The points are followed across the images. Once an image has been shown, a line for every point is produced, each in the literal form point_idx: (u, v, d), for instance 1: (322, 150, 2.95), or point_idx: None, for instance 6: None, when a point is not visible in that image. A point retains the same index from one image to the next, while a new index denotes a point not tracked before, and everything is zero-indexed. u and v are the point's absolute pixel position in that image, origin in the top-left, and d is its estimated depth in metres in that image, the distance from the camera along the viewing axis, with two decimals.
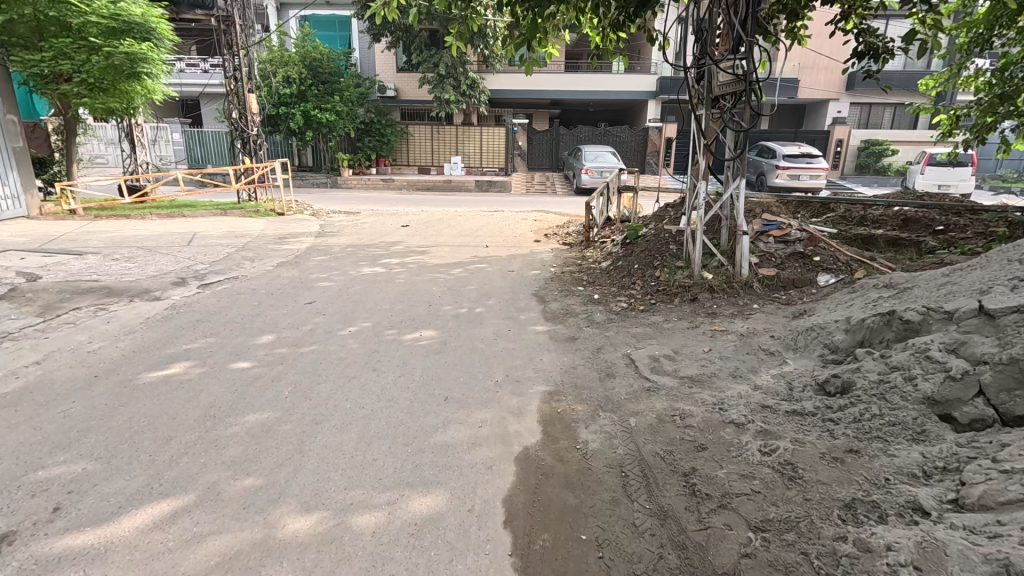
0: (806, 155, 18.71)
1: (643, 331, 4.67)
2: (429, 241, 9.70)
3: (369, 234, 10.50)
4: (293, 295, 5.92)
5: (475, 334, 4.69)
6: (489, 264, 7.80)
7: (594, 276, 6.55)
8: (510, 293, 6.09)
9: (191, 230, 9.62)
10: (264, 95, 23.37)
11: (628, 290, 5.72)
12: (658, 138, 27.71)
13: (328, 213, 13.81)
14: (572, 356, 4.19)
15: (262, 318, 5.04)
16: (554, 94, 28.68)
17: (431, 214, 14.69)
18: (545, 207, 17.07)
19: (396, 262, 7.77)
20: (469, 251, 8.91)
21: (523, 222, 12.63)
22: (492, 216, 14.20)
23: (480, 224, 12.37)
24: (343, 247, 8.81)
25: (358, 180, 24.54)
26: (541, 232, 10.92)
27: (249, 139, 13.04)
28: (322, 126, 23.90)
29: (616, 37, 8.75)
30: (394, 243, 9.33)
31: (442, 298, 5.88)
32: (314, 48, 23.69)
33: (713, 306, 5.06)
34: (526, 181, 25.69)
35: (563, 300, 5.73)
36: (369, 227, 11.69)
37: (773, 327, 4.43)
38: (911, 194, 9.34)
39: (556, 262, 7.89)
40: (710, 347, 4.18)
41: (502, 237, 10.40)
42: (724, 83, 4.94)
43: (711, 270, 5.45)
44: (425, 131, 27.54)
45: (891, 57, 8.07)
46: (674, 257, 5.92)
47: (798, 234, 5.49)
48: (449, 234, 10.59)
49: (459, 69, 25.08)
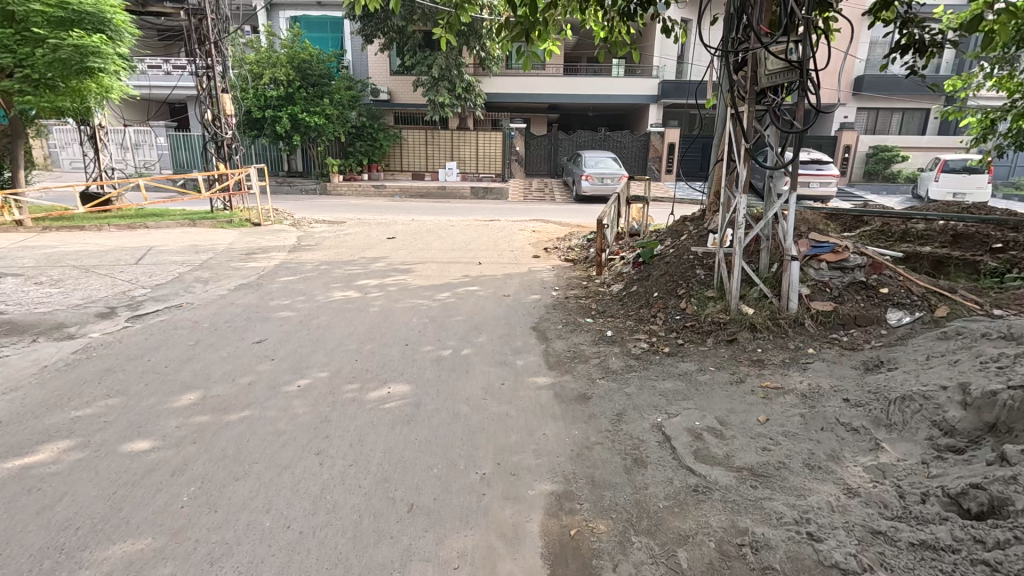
0: (815, 162, 17.87)
1: (673, 388, 3.67)
2: (415, 257, 8.72)
3: (350, 248, 9.50)
4: (243, 329, 4.91)
5: (459, 390, 3.68)
6: (480, 285, 6.81)
7: (603, 304, 5.57)
8: (504, 326, 5.09)
9: (149, 244, 8.61)
10: (250, 98, 22.34)
11: (647, 327, 4.74)
12: (660, 144, 26.78)
13: (311, 223, 12.83)
14: (584, 427, 3.19)
15: (192, 365, 4.02)
16: (553, 98, 27.81)
17: (421, 224, 13.72)
18: (544, 215, 16.12)
19: (374, 283, 6.78)
20: (459, 268, 7.93)
21: (521, 233, 11.67)
22: (488, 225, 13.24)
23: (473, 235, 11.40)
24: (316, 265, 7.80)
25: (348, 187, 23.57)
26: (540, 246, 9.94)
27: (223, 143, 12.01)
28: (311, 130, 22.95)
29: (626, 29, 7.74)
30: (375, 259, 8.34)
31: (422, 333, 4.88)
32: (303, 49, 22.76)
33: (757, 350, 4.07)
34: (523, 188, 24.73)
35: (568, 337, 4.73)
36: (352, 239, 10.71)
37: (843, 386, 3.44)
38: (951, 205, 8.42)
39: (557, 283, 6.90)
40: (766, 415, 3.18)
41: (497, 251, 9.43)
42: (774, 72, 3.89)
43: (751, 302, 4.46)
44: (419, 135, 26.56)
45: (939, 51, 7.10)
46: (701, 283, 4.93)
47: (857, 258, 4.48)
48: (438, 248, 9.61)
49: (454, 71, 24.15)
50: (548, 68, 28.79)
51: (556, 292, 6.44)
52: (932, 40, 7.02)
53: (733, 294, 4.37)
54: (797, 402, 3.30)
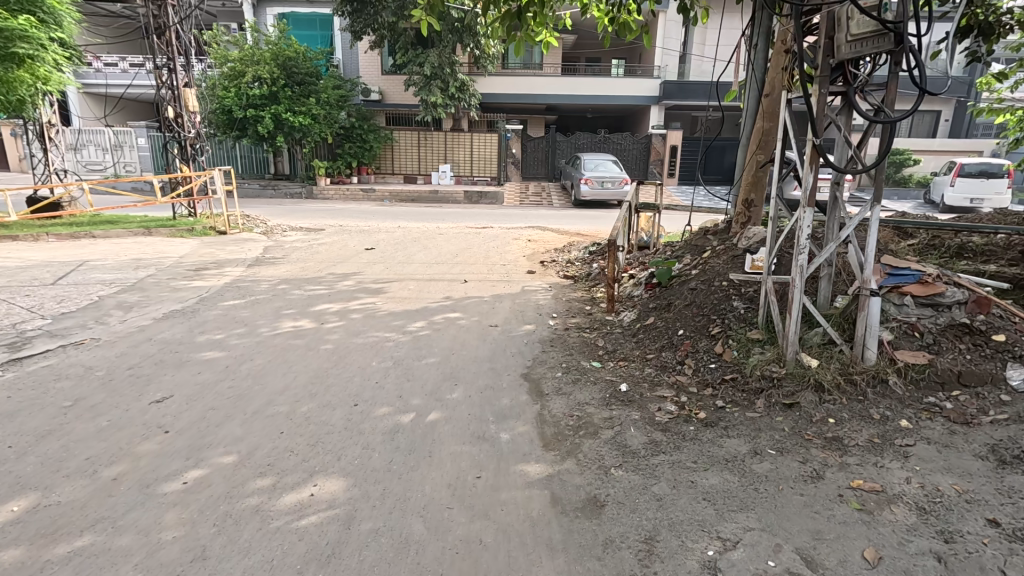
0: None
1: (722, 486, 2.57)
2: (391, 273, 7.60)
3: (320, 261, 8.39)
4: (148, 377, 3.81)
5: (415, 489, 2.58)
6: (463, 309, 5.70)
7: (612, 342, 4.47)
8: (486, 373, 3.99)
9: (84, 258, 7.48)
10: (231, 96, 21.13)
11: (673, 378, 3.65)
12: (661, 147, 25.67)
13: (285, 231, 11.73)
14: (597, 570, 2.09)
15: (48, 444, 2.91)
16: (550, 98, 26.78)
17: (406, 231, 12.61)
18: (540, 222, 15.05)
19: (335, 309, 5.67)
20: (439, 287, 6.81)
21: (514, 243, 10.59)
22: (478, 233, 12.16)
23: (461, 245, 10.31)
24: (273, 285, 6.69)
25: (335, 191, 22.51)
26: (535, 259, 8.85)
27: (186, 142, 10.90)
28: (296, 131, 21.87)
29: (635, 8, 6.65)
30: (344, 276, 7.23)
31: (379, 384, 3.78)
32: (288, 45, 21.68)
33: (830, 421, 2.99)
34: (520, 192, 23.55)
35: (568, 392, 3.63)
36: (326, 250, 9.61)
37: (978, 495, 2.34)
38: (1006, 216, 7.36)
39: (554, 309, 5.79)
40: (877, 551, 2.09)
41: (484, 265, 8.31)
42: (858, 36, 2.76)
43: (813, 349, 3.40)
44: (411, 137, 25.47)
45: (1003, 34, 6.07)
46: (742, 320, 3.86)
47: (955, 290, 3.37)
48: (419, 261, 8.51)
49: (447, 69, 23.08)
50: (544, 68, 27.80)
51: (553, 320, 5.35)
52: (995, 22, 5.97)
53: (788, 338, 3.31)
54: (917, 523, 2.22)
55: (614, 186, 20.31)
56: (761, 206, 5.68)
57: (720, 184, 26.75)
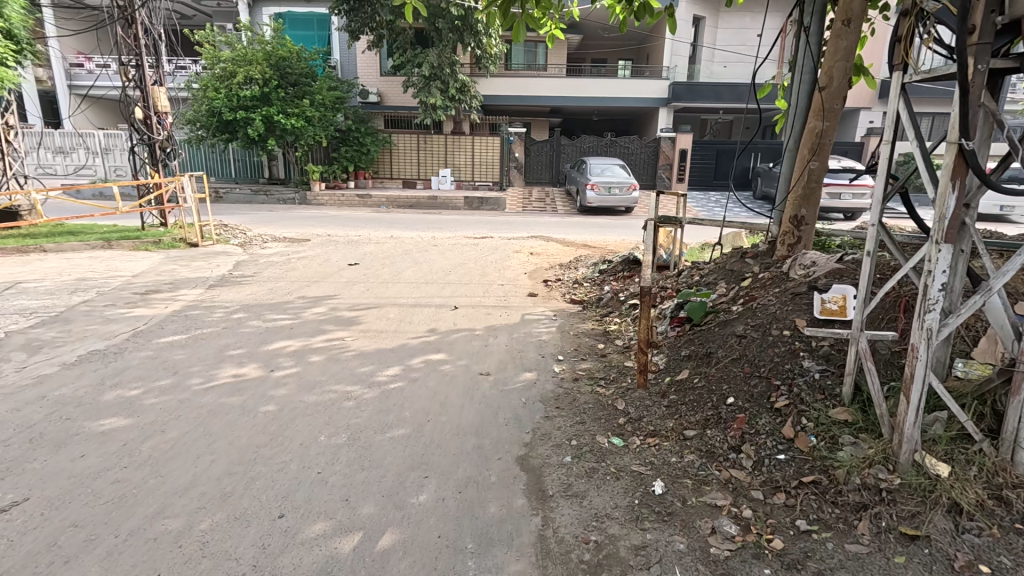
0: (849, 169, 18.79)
1: None
2: (370, 296, 6.60)
3: (292, 281, 7.42)
4: (8, 466, 2.81)
5: None
6: (448, 349, 4.69)
7: (633, 406, 3.45)
8: (467, 458, 2.97)
9: (20, 278, 6.53)
10: (221, 97, 20.16)
11: (726, 475, 2.63)
12: (670, 151, 24.65)
13: (265, 243, 10.77)
14: None
15: None
16: (555, 100, 25.85)
17: (398, 242, 11.63)
18: (542, 231, 14.08)
19: (293, 349, 4.67)
20: (424, 316, 5.82)
21: (514, 257, 9.59)
22: (476, 245, 11.17)
23: (455, 260, 9.31)
24: (228, 314, 5.70)
25: (331, 197, 21.61)
26: (538, 278, 7.83)
27: (155, 144, 9.87)
28: (288, 134, 20.98)
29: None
30: (314, 302, 6.24)
31: (321, 479, 2.76)
32: (283, 45, 20.99)
33: (983, 572, 1.98)
34: (523, 198, 22.54)
35: (580, 495, 2.62)
36: (304, 266, 8.64)
37: None
38: None
39: (558, 349, 4.77)
40: None
41: (479, 286, 7.31)
42: None
43: (934, 445, 2.38)
44: (410, 141, 24.54)
45: None
46: (815, 387, 2.85)
47: None
48: (404, 281, 7.52)
49: (447, 70, 22.15)
50: (549, 70, 26.91)
51: (557, 367, 4.33)
52: None
53: (902, 430, 2.29)
54: None
55: (622, 192, 19.36)
56: (813, 223, 4.64)
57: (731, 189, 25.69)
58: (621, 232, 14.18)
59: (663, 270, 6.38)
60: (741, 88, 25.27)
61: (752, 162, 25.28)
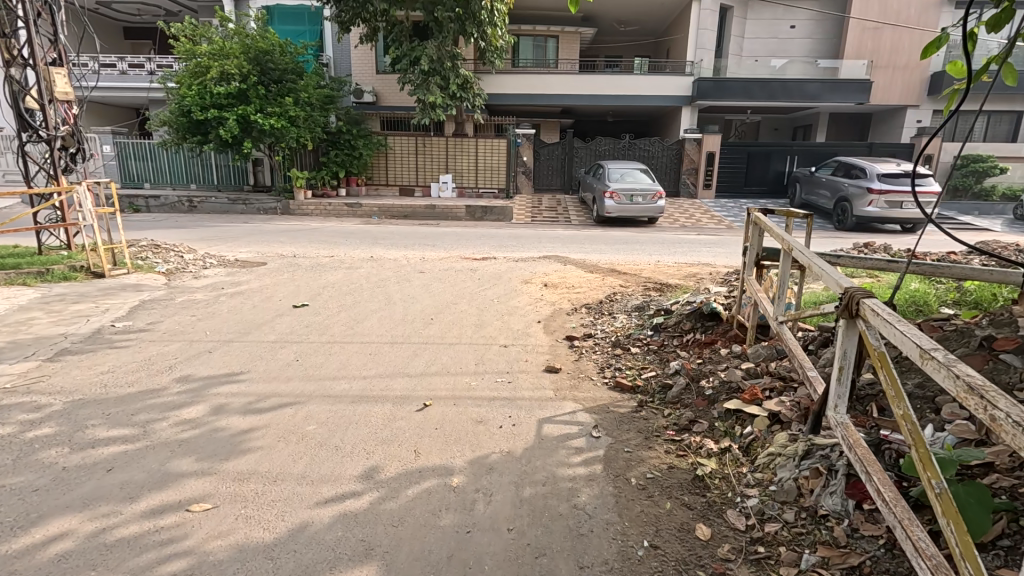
0: (910, 174, 16.37)
1: None
2: (293, 375, 4.15)
3: (194, 341, 4.98)
4: None
5: None
6: (387, 555, 2.27)
7: None
8: None
9: None
10: (192, 95, 17.97)
11: None
12: (696, 154, 22.28)
13: (203, 271, 8.39)
14: None
15: None
16: (567, 99, 23.53)
17: (375, 267, 9.24)
18: (555, 249, 11.65)
19: (62, 553, 2.23)
20: (370, 426, 3.37)
21: (522, 294, 7.14)
22: (473, 272, 8.76)
23: (443, 296, 6.91)
24: (22, 426, 3.26)
25: (316, 206, 19.33)
26: (559, 333, 5.39)
27: (53, 148, 7.61)
28: (266, 135, 18.68)
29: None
30: (196, 393, 3.80)
31: None
32: (264, 37, 18.93)
33: None
34: (533, 207, 20.15)
35: None
36: (231, 309, 6.23)
37: None
38: None
39: (615, 546, 2.33)
40: None
41: (471, 349, 4.89)
42: None
43: None
44: (408, 144, 22.15)
45: None
46: None
47: None
48: (361, 340, 5.09)
49: (448, 64, 19.95)
50: (562, 65, 24.66)
51: None
52: None
53: None
54: None
55: (645, 201, 17.00)
56: None
57: (763, 196, 23.14)
58: (651, 250, 11.73)
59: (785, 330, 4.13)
60: (774, 84, 22.73)
61: (787, 166, 22.80)
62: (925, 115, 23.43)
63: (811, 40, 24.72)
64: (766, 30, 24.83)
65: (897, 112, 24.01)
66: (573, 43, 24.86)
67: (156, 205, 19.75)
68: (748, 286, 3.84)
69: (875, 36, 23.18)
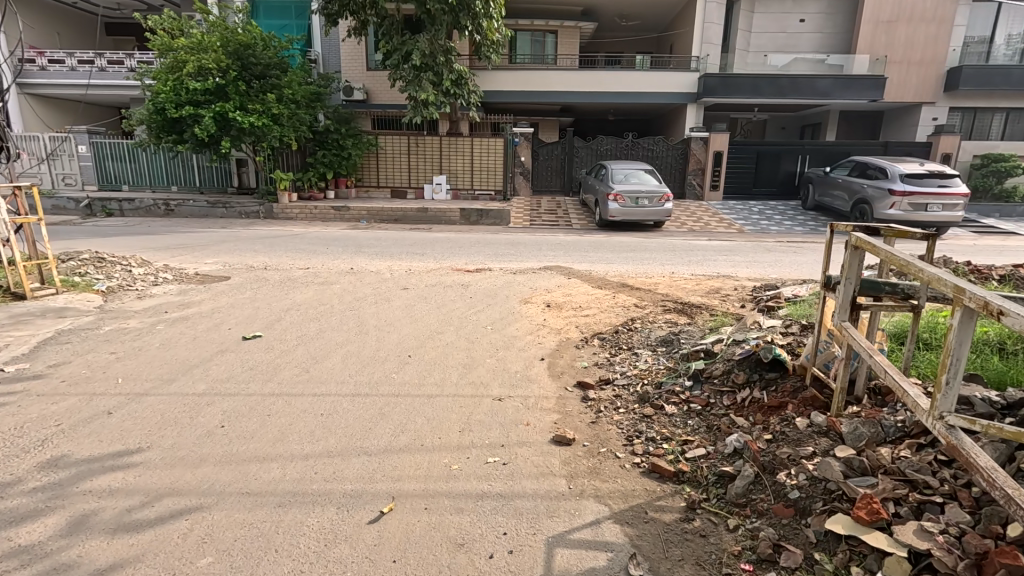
0: (936, 175, 15.31)
1: None
2: (207, 455, 3.02)
3: (96, 394, 3.84)
4: None
5: None
6: None
7: None
8: None
9: None
10: (165, 90, 16.81)
11: None
12: (702, 153, 21.25)
13: (150, 289, 7.24)
14: None
15: None
16: (567, 97, 22.45)
17: (354, 282, 8.10)
18: (557, 258, 10.53)
19: None
20: (295, 559, 2.25)
21: (521, 319, 6.00)
22: (465, 288, 7.62)
23: (427, 323, 5.79)
24: None
25: (301, 209, 18.20)
26: (570, 378, 4.27)
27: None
28: (246, 133, 17.52)
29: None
30: (56, 492, 2.68)
31: None
32: (246, 30, 17.83)
33: None
34: (531, 209, 19.04)
35: None
36: (166, 342, 5.09)
37: None
38: None
39: None
40: None
41: (456, 404, 3.77)
42: None
43: None
44: (400, 143, 21.00)
45: None
46: None
47: None
48: (316, 390, 3.96)
49: (441, 58, 18.83)
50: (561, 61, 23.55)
51: None
52: None
53: None
54: None
55: (652, 204, 15.94)
56: None
57: (773, 198, 22.06)
58: (663, 260, 10.63)
59: (875, 390, 3.08)
60: (784, 80, 21.68)
61: (797, 166, 21.78)
62: (941, 112, 22.48)
63: (821, 35, 23.67)
64: (774, 24, 23.76)
65: (911, 110, 23.04)
66: (573, 39, 23.79)
67: (130, 208, 18.60)
68: (849, 336, 2.70)
69: (889, 30, 22.15)
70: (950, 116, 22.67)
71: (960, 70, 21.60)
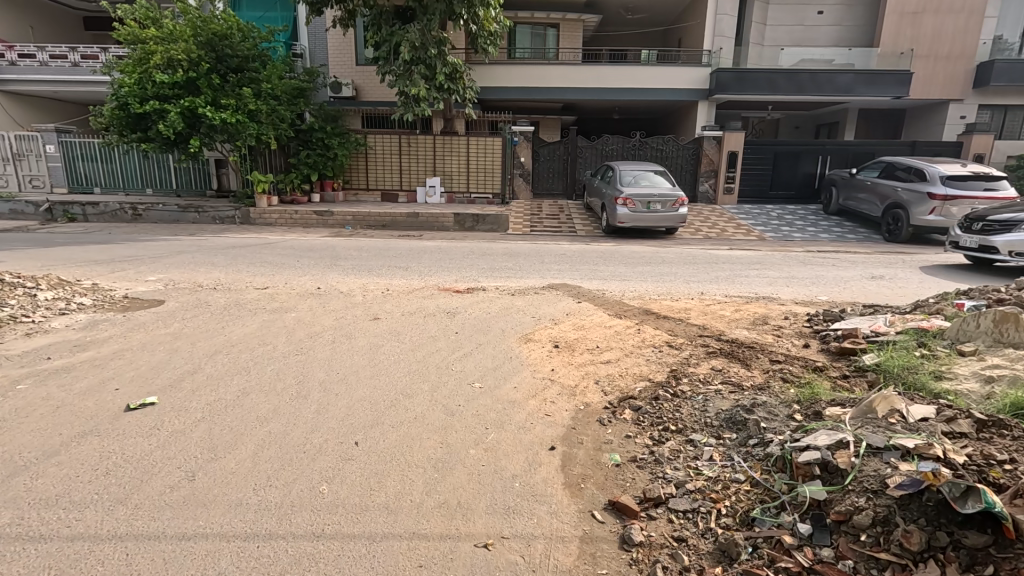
0: (982, 177, 13.79)
1: None
2: None
3: None
4: None
5: None
6: None
7: None
8: None
9: None
10: (127, 84, 15.29)
11: None
12: (715, 154, 19.81)
13: (50, 322, 5.71)
14: None
15: None
16: (569, 93, 21.01)
17: (315, 308, 6.59)
18: (562, 273, 9.03)
19: None
20: None
21: (521, 370, 4.47)
22: (450, 318, 6.10)
23: (395, 376, 4.27)
24: None
25: (280, 214, 16.67)
26: (596, 492, 2.78)
27: None
28: (218, 130, 15.99)
29: None
30: None
31: None
32: (220, 19, 16.26)
33: None
34: (532, 214, 17.55)
35: None
36: (12, 414, 3.59)
37: None
38: None
39: None
40: None
41: (413, 561, 2.29)
42: None
43: None
44: (390, 143, 19.48)
45: None
46: None
47: None
48: (185, 528, 2.44)
49: (433, 50, 17.32)
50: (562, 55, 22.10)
51: None
52: None
53: None
54: None
55: (665, 209, 14.46)
56: None
57: (791, 201, 20.58)
58: (687, 276, 9.13)
59: None
60: (802, 76, 20.23)
61: (818, 167, 20.28)
62: (969, 110, 21.03)
63: (839, 28, 22.22)
64: (790, 17, 22.30)
65: (937, 108, 21.59)
66: (576, 32, 22.38)
67: (94, 213, 17.11)
68: None
69: (915, 22, 20.68)
70: (979, 115, 21.22)
71: (991, 65, 20.15)
